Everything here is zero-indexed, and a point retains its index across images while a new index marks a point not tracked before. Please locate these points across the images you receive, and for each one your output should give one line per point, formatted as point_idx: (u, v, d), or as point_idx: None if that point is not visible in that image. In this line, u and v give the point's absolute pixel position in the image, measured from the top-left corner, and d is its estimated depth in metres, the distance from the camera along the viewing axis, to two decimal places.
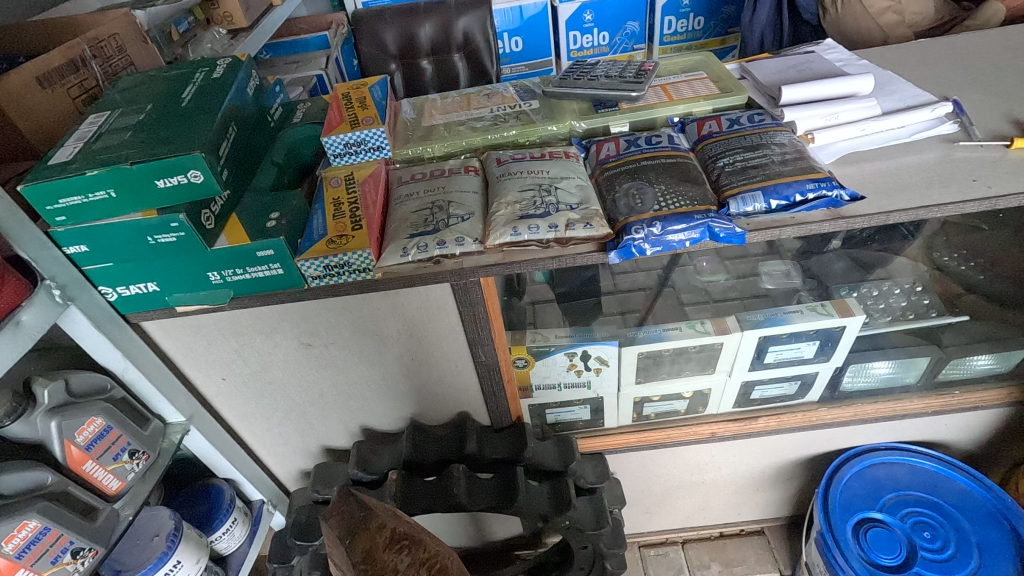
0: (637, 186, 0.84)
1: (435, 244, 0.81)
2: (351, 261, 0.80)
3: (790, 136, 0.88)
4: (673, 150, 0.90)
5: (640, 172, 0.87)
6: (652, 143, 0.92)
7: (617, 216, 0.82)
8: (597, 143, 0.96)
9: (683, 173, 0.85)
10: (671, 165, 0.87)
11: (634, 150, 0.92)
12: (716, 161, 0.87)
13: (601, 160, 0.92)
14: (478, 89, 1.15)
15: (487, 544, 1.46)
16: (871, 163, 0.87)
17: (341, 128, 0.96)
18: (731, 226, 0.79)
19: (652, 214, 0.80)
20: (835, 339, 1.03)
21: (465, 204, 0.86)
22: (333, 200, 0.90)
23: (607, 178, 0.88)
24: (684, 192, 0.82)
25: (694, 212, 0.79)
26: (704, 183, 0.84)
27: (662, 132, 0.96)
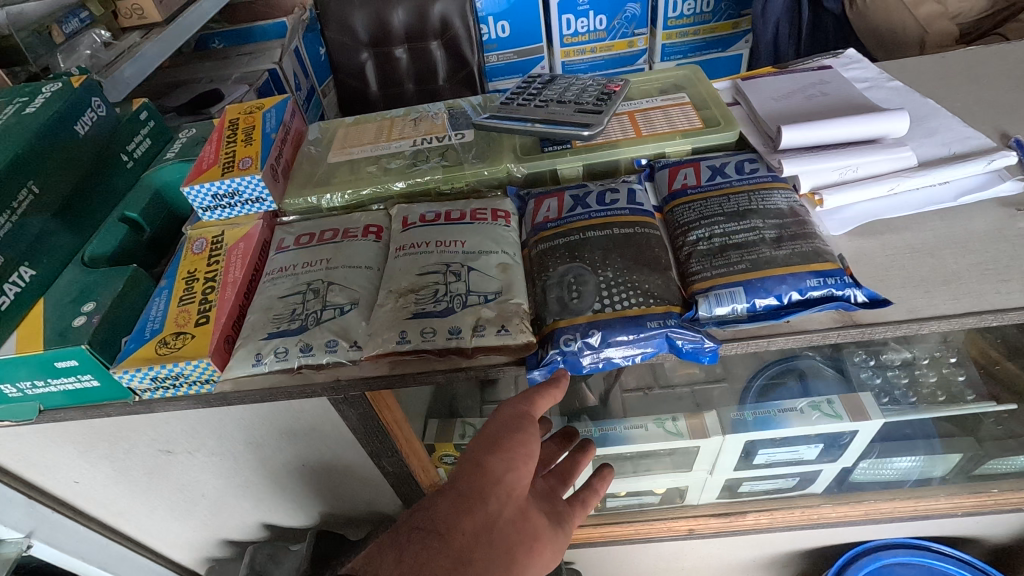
0: (575, 271, 0.62)
1: (297, 350, 0.60)
2: (185, 371, 0.60)
3: (788, 198, 0.65)
4: (632, 214, 0.67)
5: (582, 247, 0.64)
6: (606, 202, 0.70)
7: (545, 315, 0.60)
8: (538, 197, 0.74)
9: (641, 253, 0.63)
10: (626, 238, 0.65)
11: (581, 211, 0.69)
12: (688, 234, 0.64)
13: (537, 224, 0.69)
14: (404, 111, 0.92)
15: None
16: (899, 237, 0.63)
17: (208, 174, 0.75)
18: (699, 338, 0.57)
19: (590, 317, 0.58)
20: (843, 442, 0.81)
21: (350, 287, 0.65)
22: (188, 274, 0.70)
23: (540, 253, 0.66)
24: (637, 284, 0.60)
25: (648, 316, 0.57)
26: (666, 268, 0.62)
27: (622, 183, 0.73)
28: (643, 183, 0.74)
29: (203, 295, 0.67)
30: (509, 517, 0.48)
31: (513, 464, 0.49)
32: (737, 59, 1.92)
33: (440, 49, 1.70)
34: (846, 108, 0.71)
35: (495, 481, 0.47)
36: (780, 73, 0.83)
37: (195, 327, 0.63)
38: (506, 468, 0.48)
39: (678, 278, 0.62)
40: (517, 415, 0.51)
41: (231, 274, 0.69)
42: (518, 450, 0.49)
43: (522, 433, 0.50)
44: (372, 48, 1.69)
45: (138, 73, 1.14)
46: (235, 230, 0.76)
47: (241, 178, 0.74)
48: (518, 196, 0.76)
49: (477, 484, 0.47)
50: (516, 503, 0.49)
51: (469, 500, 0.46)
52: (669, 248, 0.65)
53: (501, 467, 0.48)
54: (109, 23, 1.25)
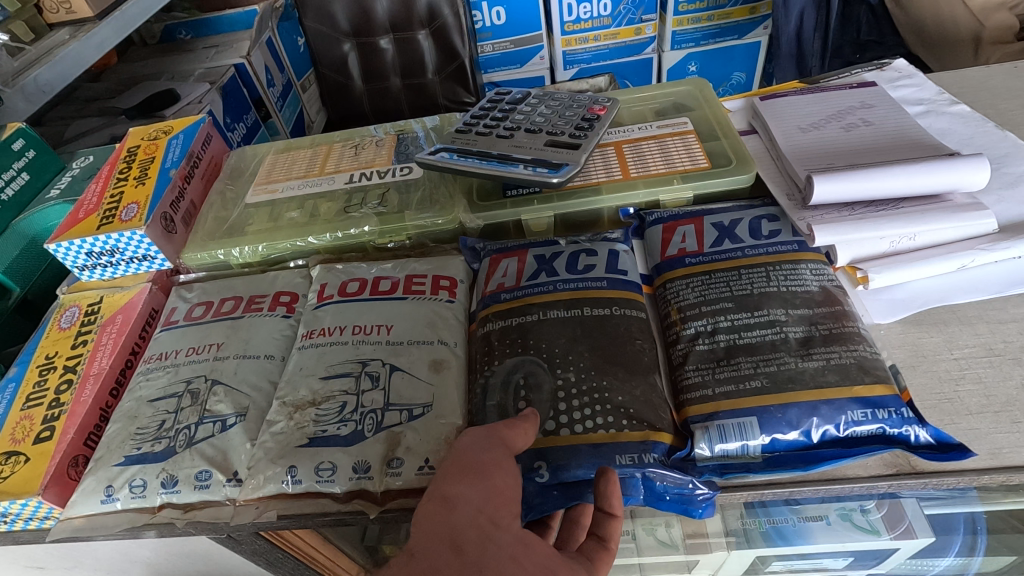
0: (526, 367, 0.46)
1: (159, 484, 0.45)
2: (13, 509, 0.46)
3: (820, 275, 0.48)
4: (611, 286, 0.51)
5: (541, 333, 0.48)
6: (577, 266, 0.53)
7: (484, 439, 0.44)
8: (495, 253, 0.57)
9: (617, 345, 0.47)
10: (599, 322, 0.48)
11: (545, 278, 0.53)
12: (682, 322, 0.48)
13: (488, 295, 0.53)
14: (346, 135, 0.76)
15: None
16: (972, 332, 0.47)
17: (81, 227, 0.59)
18: (689, 483, 0.41)
19: (541, 442, 0.42)
20: (879, 557, 0.65)
21: (240, 386, 0.50)
22: (45, 361, 0.55)
23: (486, 336, 0.50)
24: (607, 393, 0.44)
25: (620, 446, 0.42)
26: (652, 375, 0.45)
27: (598, 239, 0.57)
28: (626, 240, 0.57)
29: (55, 395, 0.52)
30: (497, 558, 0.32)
31: (490, 492, 0.34)
32: (755, 48, 1.72)
33: (427, 38, 1.46)
34: (898, 147, 0.54)
35: (463, 514, 0.33)
36: (809, 91, 0.66)
37: (34, 445, 0.48)
38: (482, 495, 0.34)
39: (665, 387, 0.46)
40: (485, 437, 0.36)
41: (97, 364, 0.54)
42: (495, 472, 0.35)
43: (496, 451, 0.36)
44: (354, 39, 1.47)
45: (58, 80, 0.98)
46: (115, 296, 0.60)
47: (119, 234, 0.58)
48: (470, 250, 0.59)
49: (442, 528, 0.32)
50: (510, 530, 0.33)
51: (435, 552, 0.32)
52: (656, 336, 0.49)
53: (477, 494, 0.34)
54: (31, 18, 1.06)
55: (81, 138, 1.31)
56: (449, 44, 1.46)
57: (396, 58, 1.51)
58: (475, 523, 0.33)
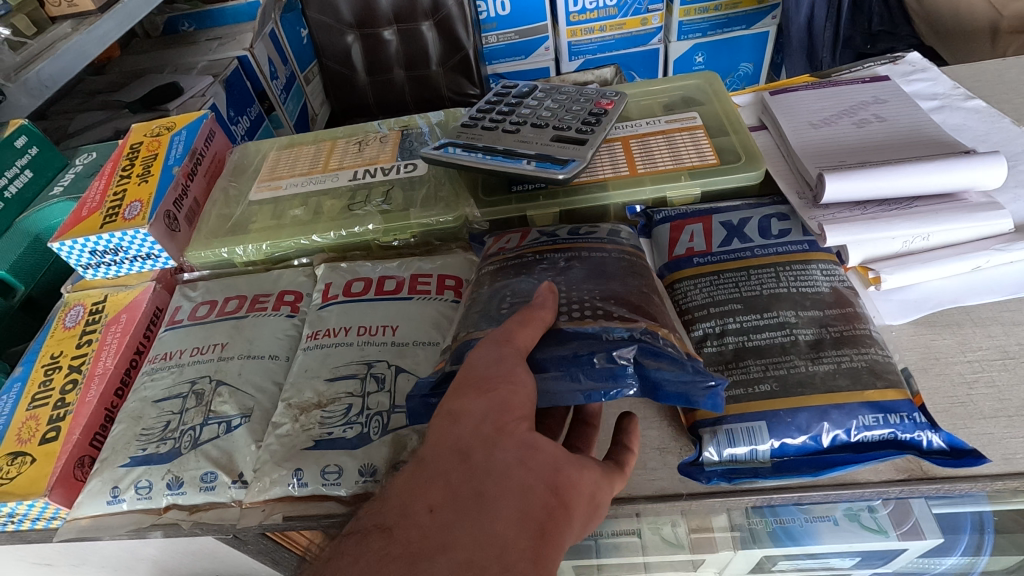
0: (514, 286, 0.46)
1: (164, 485, 0.45)
2: (20, 510, 0.46)
3: (831, 277, 0.48)
4: (609, 242, 0.51)
5: (537, 265, 0.48)
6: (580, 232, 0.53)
7: (472, 335, 0.42)
8: (496, 233, 0.57)
9: (609, 271, 0.47)
10: (594, 259, 0.48)
11: (546, 236, 0.53)
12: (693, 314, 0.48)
13: (487, 255, 0.53)
14: (349, 131, 0.76)
15: None
16: (987, 335, 0.46)
17: (85, 225, 0.59)
18: (687, 368, 0.40)
19: None
20: (885, 557, 0.65)
21: (243, 388, 0.50)
22: (51, 360, 0.55)
23: (481, 278, 0.50)
24: (596, 296, 0.44)
25: (608, 328, 0.41)
26: (644, 291, 0.45)
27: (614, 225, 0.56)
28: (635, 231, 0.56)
29: (60, 395, 0.52)
30: (504, 464, 0.31)
31: (495, 402, 0.33)
32: (762, 38, 1.70)
33: (431, 29, 1.45)
34: (912, 144, 0.53)
35: (466, 421, 0.33)
36: (820, 85, 0.65)
37: (40, 446, 0.48)
38: (487, 405, 0.33)
39: (659, 303, 0.45)
40: (495, 352, 0.36)
41: (102, 364, 0.53)
42: (500, 383, 0.34)
43: (504, 364, 0.35)
44: (357, 30, 1.46)
45: (62, 75, 0.98)
46: (119, 295, 0.60)
47: (123, 232, 0.58)
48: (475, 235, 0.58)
49: (449, 437, 0.33)
50: (516, 435, 0.32)
51: (443, 459, 0.32)
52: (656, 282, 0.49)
53: (482, 404, 0.33)
54: (33, 12, 1.05)
55: (85, 132, 1.31)
56: (453, 35, 1.45)
57: (400, 49, 1.50)
58: (480, 431, 0.32)
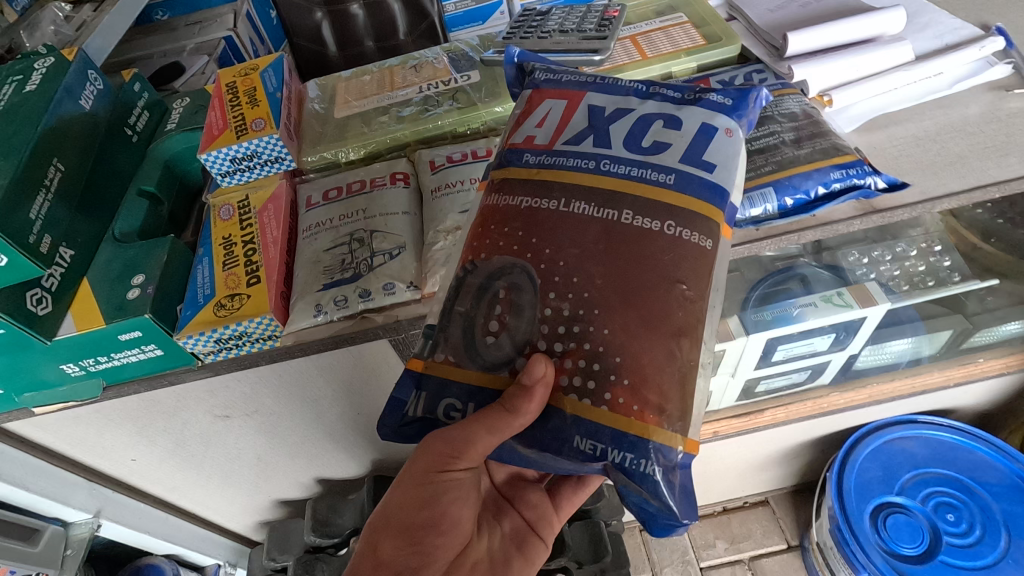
0: (518, 281, 0.51)
1: (357, 296, 0.62)
2: (250, 328, 0.61)
3: (801, 101, 0.69)
4: (650, 181, 0.52)
5: (561, 246, 0.50)
6: (641, 130, 0.54)
7: (450, 386, 0.50)
8: (547, 93, 0.59)
9: (639, 288, 0.49)
10: (634, 236, 0.50)
11: (590, 147, 0.54)
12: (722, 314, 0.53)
13: (515, 149, 0.56)
14: (401, 60, 0.92)
15: None
16: (904, 128, 0.68)
17: (222, 139, 0.73)
18: (644, 487, 0.47)
19: (501, 382, 0.49)
20: (854, 329, 0.89)
21: (393, 233, 0.66)
22: (223, 239, 0.69)
23: (501, 216, 0.53)
24: (597, 348, 0.48)
25: (579, 430, 0.48)
26: (663, 338, 0.48)
27: (696, 96, 0.57)
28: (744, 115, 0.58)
29: (247, 258, 0.67)
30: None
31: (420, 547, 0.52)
32: None
33: None
34: (841, 12, 0.75)
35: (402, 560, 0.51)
36: None
37: (250, 287, 0.63)
38: (414, 548, 0.52)
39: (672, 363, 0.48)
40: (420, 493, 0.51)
41: (270, 235, 0.69)
42: (427, 529, 0.52)
43: (426, 507, 0.52)
44: None
45: (125, 16, 1.03)
46: (259, 193, 0.75)
47: (259, 140, 0.72)
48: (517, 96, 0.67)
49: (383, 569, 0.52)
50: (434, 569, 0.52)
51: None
52: (696, 301, 0.50)
53: (413, 546, 0.52)
54: None
55: None
56: None
57: None
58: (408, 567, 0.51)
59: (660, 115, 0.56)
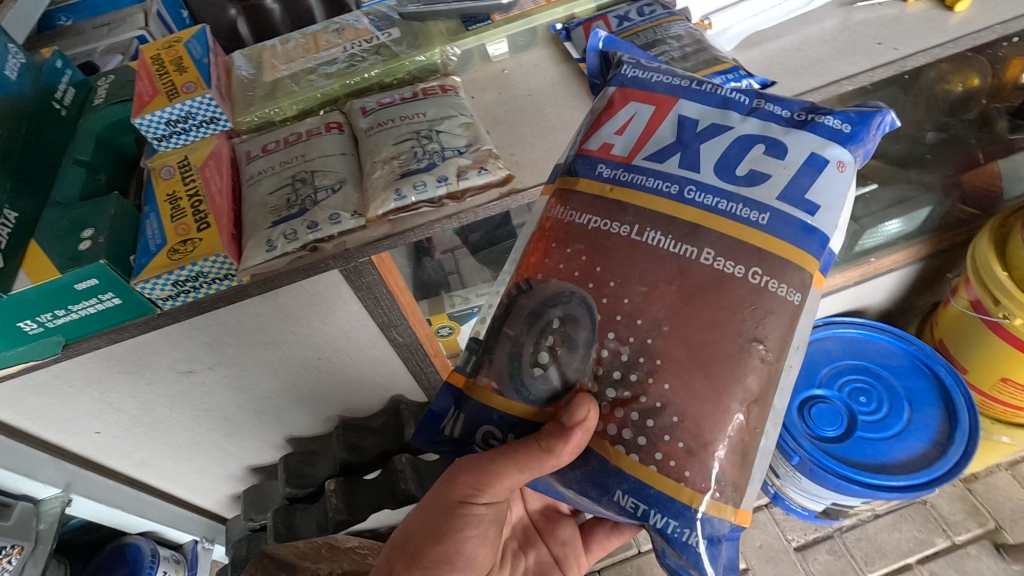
0: (575, 313, 0.55)
1: (305, 228, 0.66)
2: (206, 268, 0.65)
3: (685, 26, 0.79)
4: (734, 219, 0.54)
5: (628, 283, 0.54)
6: (737, 156, 0.56)
7: (495, 410, 0.56)
8: (634, 94, 0.61)
9: (704, 344, 0.52)
10: (711, 284, 0.53)
11: (676, 172, 0.56)
12: (787, 376, 0.55)
13: (596, 160, 0.59)
14: (324, 25, 0.95)
15: None
16: (773, 43, 0.79)
17: (155, 103, 0.75)
18: (680, 546, 0.52)
19: (543, 415, 0.55)
20: None
21: (333, 171, 0.71)
22: (168, 195, 0.72)
23: (568, 236, 0.57)
24: (657, 403, 0.52)
25: (619, 485, 0.52)
26: (726, 404, 0.52)
27: (806, 119, 0.57)
28: (860, 143, 0.57)
29: (193, 208, 0.69)
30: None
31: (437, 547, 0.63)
32: None
33: None
34: None
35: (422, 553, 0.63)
36: None
37: (201, 232, 0.66)
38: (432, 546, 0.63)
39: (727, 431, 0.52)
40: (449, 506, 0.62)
41: (215, 186, 0.72)
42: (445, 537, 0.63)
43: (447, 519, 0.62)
44: None
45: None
46: (197, 153, 0.77)
47: (192, 100, 0.75)
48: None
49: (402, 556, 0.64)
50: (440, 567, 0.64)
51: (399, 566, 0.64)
52: (769, 363, 0.53)
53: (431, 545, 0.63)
54: None
55: None
56: None
57: None
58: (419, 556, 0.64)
59: (762, 138, 0.56)
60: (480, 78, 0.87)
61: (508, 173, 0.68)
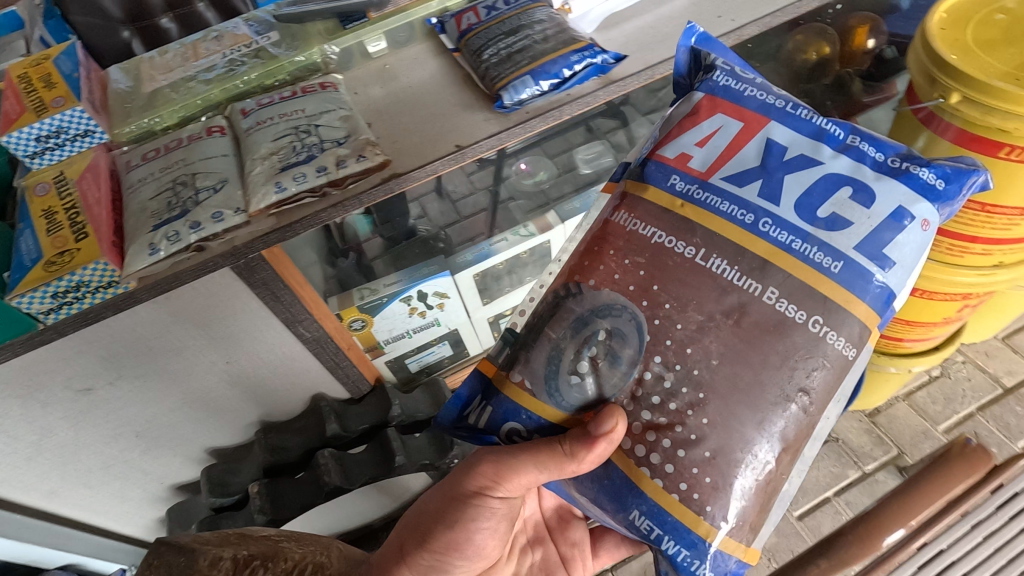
0: (630, 325, 0.60)
1: (187, 229, 0.67)
2: (87, 276, 0.64)
3: (548, 11, 0.85)
4: (802, 258, 0.57)
5: (683, 306, 0.59)
6: (821, 197, 0.59)
7: (526, 409, 0.63)
8: (723, 107, 0.65)
9: (753, 387, 0.57)
10: (772, 325, 0.57)
11: (755, 199, 0.60)
12: (820, 424, 0.60)
13: (675, 171, 0.63)
14: (205, 34, 0.94)
15: (394, 493, 1.48)
16: (630, 23, 0.86)
17: (21, 120, 0.72)
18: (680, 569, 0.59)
19: (571, 420, 0.62)
20: None
21: (214, 172, 0.72)
22: (43, 211, 0.70)
23: (630, 246, 0.62)
24: (694, 433, 0.57)
25: (637, 506, 0.59)
26: (761, 447, 0.57)
27: (901, 169, 0.59)
28: (949, 200, 0.59)
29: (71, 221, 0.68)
30: (439, 554, 0.72)
31: (448, 527, 0.71)
32: None
33: None
34: None
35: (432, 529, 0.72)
36: None
37: (79, 242, 0.66)
38: (444, 526, 0.71)
39: (749, 473, 0.57)
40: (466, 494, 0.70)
41: (92, 196, 0.71)
42: (454, 521, 0.71)
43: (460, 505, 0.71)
44: None
45: None
46: (74, 167, 0.76)
47: (61, 114, 0.73)
48: (684, 77, 0.72)
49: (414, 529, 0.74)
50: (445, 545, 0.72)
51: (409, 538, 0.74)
52: (810, 414, 0.58)
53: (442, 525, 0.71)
54: None
55: None
56: None
57: None
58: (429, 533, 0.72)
59: (850, 180, 0.59)
60: (364, 74, 0.90)
61: (386, 159, 0.71)
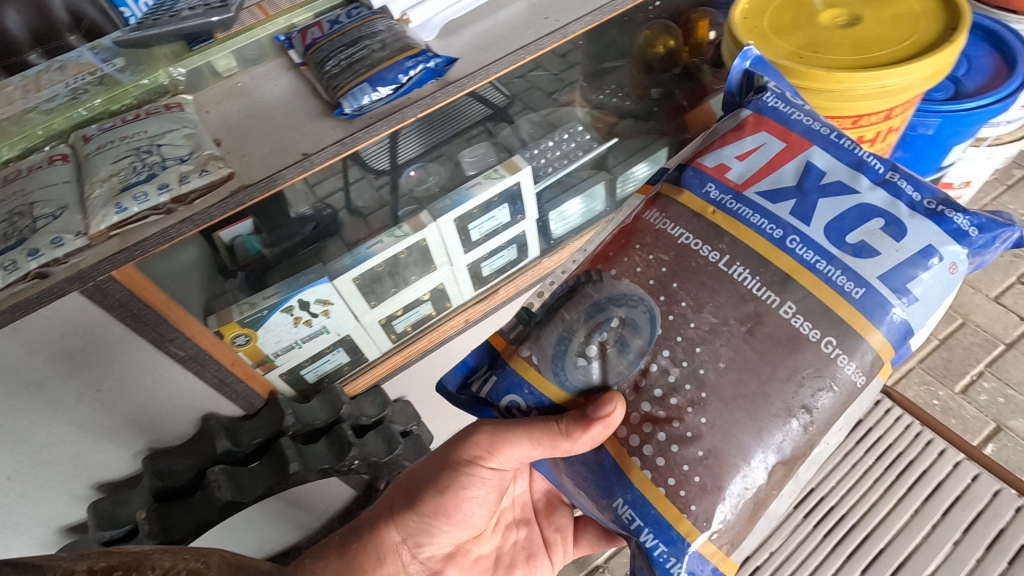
0: (654, 317, 0.72)
1: (25, 257, 0.67)
2: None
3: (387, 23, 0.89)
4: (826, 279, 0.68)
5: (699, 306, 0.71)
6: (851, 225, 0.70)
7: (531, 382, 0.77)
8: (768, 126, 0.78)
9: (757, 399, 0.66)
10: (786, 342, 0.67)
11: (789, 218, 0.71)
12: (816, 445, 0.70)
13: (715, 179, 0.76)
14: (48, 65, 0.92)
15: (315, 507, 1.49)
16: (468, 28, 0.92)
17: None
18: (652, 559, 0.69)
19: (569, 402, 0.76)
20: (518, 196, 1.18)
21: (54, 199, 0.72)
22: None
23: (658, 243, 0.75)
24: (696, 430, 0.67)
25: (620, 494, 0.71)
26: (756, 460, 0.66)
27: (937, 211, 0.69)
28: (978, 248, 0.68)
29: None
30: (428, 510, 0.90)
31: (438, 488, 0.90)
32: None
33: None
34: None
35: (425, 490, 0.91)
36: None
37: None
38: (434, 487, 0.90)
39: (741, 482, 0.66)
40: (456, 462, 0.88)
41: None
42: (443, 484, 0.90)
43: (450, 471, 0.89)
44: None
45: None
46: None
47: None
48: (736, 94, 0.87)
49: (411, 489, 0.92)
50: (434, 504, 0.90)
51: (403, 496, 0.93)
52: (809, 431, 0.67)
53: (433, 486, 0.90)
54: None
55: None
56: None
57: None
58: (420, 492, 0.91)
59: (884, 213, 0.70)
60: (217, 92, 0.91)
61: (231, 171, 0.74)
